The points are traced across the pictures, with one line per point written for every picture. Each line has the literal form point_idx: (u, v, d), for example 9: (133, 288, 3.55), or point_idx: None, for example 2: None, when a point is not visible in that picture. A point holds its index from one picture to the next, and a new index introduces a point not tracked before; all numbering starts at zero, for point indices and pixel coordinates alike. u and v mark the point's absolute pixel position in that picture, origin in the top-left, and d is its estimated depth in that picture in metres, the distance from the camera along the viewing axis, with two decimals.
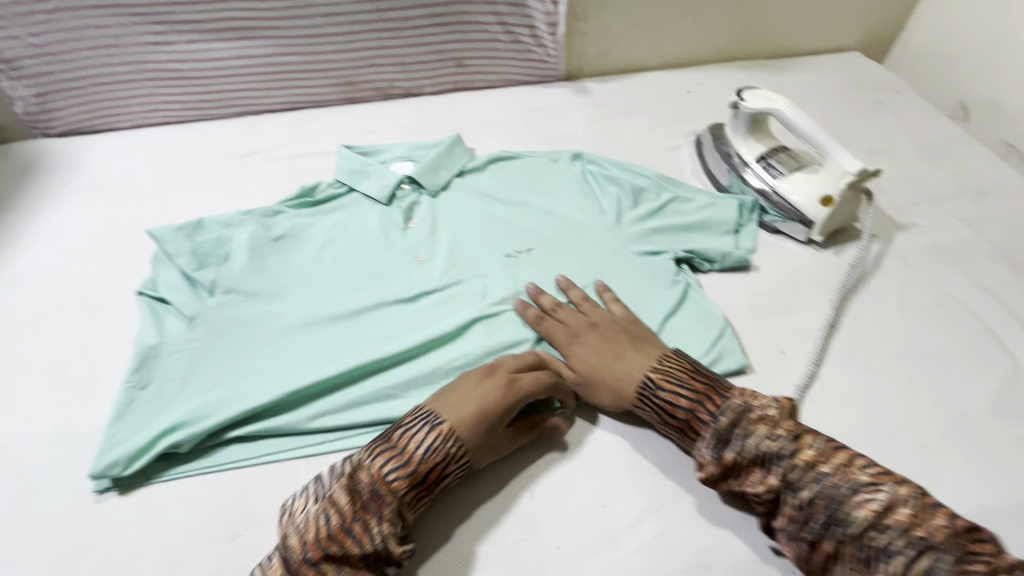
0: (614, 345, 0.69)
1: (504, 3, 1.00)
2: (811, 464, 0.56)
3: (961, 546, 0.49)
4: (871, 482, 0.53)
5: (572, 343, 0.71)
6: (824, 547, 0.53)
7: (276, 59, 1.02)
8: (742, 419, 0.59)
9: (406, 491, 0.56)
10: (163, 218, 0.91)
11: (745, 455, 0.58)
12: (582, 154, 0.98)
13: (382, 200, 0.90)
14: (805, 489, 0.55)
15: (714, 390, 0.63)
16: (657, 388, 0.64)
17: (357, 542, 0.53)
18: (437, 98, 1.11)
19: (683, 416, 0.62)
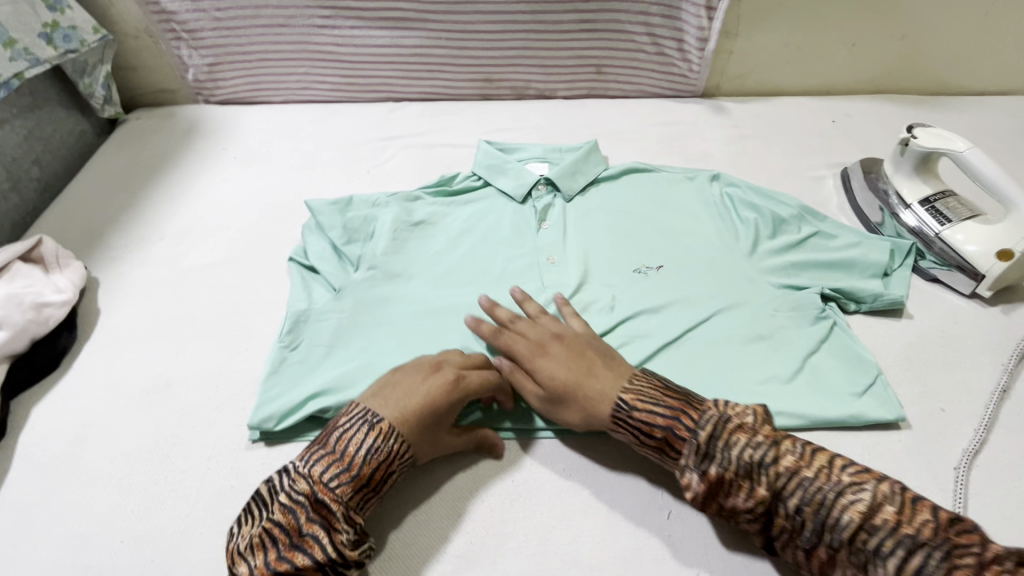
0: (582, 359, 0.64)
1: (657, 14, 0.99)
2: (794, 469, 0.52)
3: (945, 540, 0.46)
4: (854, 483, 0.51)
5: (535, 356, 0.66)
6: (820, 553, 0.50)
7: (425, 50, 1.05)
8: (722, 430, 0.55)
9: (356, 493, 0.54)
10: (310, 190, 0.96)
11: (729, 470, 0.53)
12: (720, 176, 0.95)
13: (517, 198, 0.90)
14: (793, 496, 0.52)
15: (689, 402, 0.58)
16: (632, 408, 0.59)
17: (317, 549, 0.51)
18: (570, 102, 1.12)
19: (661, 434, 0.57)
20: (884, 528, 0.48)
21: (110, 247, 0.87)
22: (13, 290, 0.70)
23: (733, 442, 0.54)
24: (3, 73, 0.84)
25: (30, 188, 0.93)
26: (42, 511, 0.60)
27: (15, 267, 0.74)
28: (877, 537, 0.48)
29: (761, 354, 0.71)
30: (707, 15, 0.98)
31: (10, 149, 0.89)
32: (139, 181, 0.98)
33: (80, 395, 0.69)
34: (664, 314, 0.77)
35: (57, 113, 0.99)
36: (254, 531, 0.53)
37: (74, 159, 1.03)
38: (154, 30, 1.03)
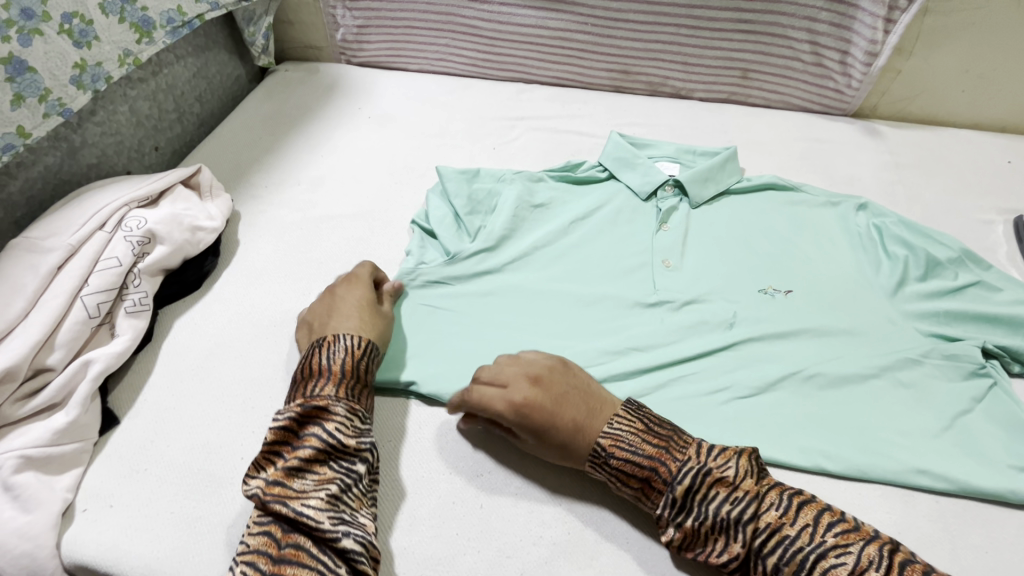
0: (568, 407, 0.58)
1: (825, 21, 0.92)
2: (775, 527, 0.49)
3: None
4: (837, 546, 0.48)
5: (523, 418, 0.57)
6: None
7: (566, 35, 1.04)
8: (700, 483, 0.52)
9: (345, 385, 0.59)
10: (437, 159, 0.98)
11: (705, 523, 0.51)
12: (869, 205, 0.86)
13: (642, 195, 0.87)
14: (773, 556, 0.48)
15: (670, 447, 0.55)
16: (609, 455, 0.56)
17: (317, 436, 0.55)
18: (705, 105, 1.07)
19: (639, 484, 0.54)
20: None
21: (254, 185, 0.93)
22: (175, 210, 0.76)
23: (713, 494, 0.52)
24: (189, 13, 0.90)
25: (191, 122, 1.01)
26: (177, 415, 0.65)
27: (177, 190, 0.80)
28: None
29: (903, 402, 0.64)
30: (884, 28, 0.90)
31: (181, 84, 0.97)
32: (282, 129, 1.04)
33: (217, 318, 0.74)
34: (792, 340, 0.70)
35: (221, 56, 1.06)
36: (259, 456, 0.56)
37: (228, 101, 1.10)
38: None
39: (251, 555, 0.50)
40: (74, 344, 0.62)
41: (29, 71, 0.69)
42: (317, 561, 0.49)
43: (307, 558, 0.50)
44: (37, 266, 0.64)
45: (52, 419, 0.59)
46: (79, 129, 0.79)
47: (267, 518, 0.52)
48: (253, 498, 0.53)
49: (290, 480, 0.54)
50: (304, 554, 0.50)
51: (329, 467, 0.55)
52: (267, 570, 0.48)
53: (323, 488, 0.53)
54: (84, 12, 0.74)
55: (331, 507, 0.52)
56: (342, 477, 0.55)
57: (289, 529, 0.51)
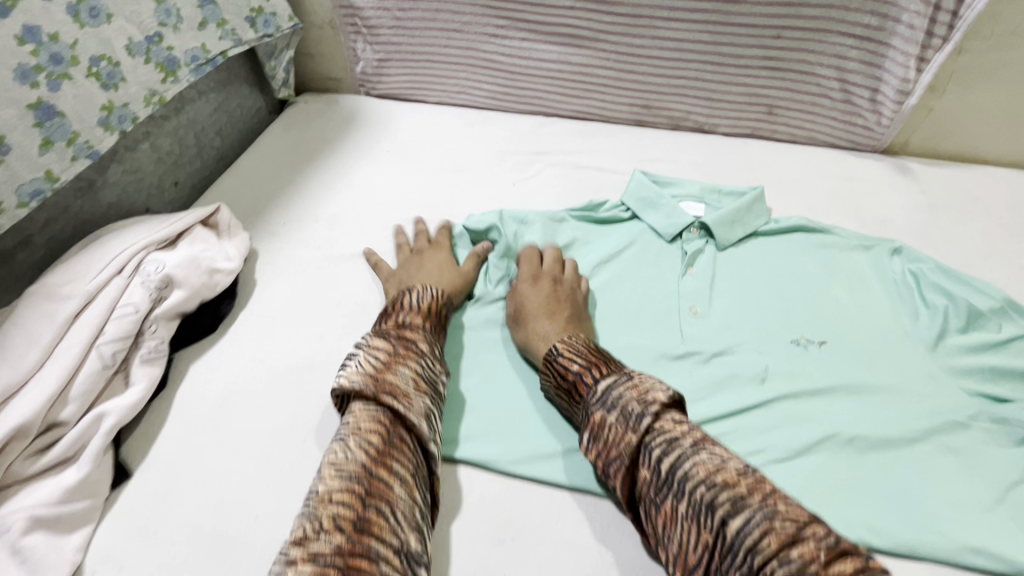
0: (553, 307, 0.72)
1: (856, 60, 0.90)
2: (668, 429, 0.53)
3: (771, 510, 0.45)
4: (719, 453, 0.51)
5: (526, 283, 0.76)
6: (667, 508, 0.51)
7: (588, 70, 1.03)
8: (618, 384, 0.58)
9: (430, 321, 0.69)
10: (457, 196, 0.97)
11: (613, 413, 0.56)
12: (904, 250, 0.82)
13: (666, 237, 0.85)
14: (658, 451, 0.53)
15: (605, 362, 0.63)
16: (559, 354, 0.65)
17: (416, 355, 0.62)
18: (730, 140, 1.05)
19: (573, 378, 0.62)
20: (722, 486, 0.48)
21: (272, 222, 0.92)
22: (194, 252, 0.75)
23: (625, 393, 0.57)
24: (213, 51, 0.90)
25: (211, 156, 1.01)
26: (191, 469, 0.63)
27: (195, 231, 0.79)
28: (714, 494, 0.48)
29: (953, 470, 0.60)
30: (918, 67, 0.87)
31: (202, 119, 0.97)
32: (302, 162, 1.03)
33: (233, 363, 0.73)
34: (828, 399, 0.67)
35: (242, 90, 1.06)
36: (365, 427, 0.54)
37: (247, 134, 1.10)
38: (338, 23, 1.09)
39: (365, 432, 0.53)
40: (88, 395, 0.61)
41: (57, 115, 0.68)
42: (415, 456, 0.54)
43: (408, 451, 0.54)
44: (54, 314, 0.63)
45: (64, 475, 0.57)
46: (101, 169, 0.79)
47: (375, 405, 0.55)
48: (358, 387, 0.56)
49: (396, 378, 0.58)
50: (407, 446, 0.54)
51: (427, 380, 0.61)
52: (378, 450, 0.52)
53: (423, 396, 0.59)
54: (112, 54, 0.75)
55: (428, 414, 0.58)
56: (434, 393, 0.61)
57: (397, 420, 0.55)
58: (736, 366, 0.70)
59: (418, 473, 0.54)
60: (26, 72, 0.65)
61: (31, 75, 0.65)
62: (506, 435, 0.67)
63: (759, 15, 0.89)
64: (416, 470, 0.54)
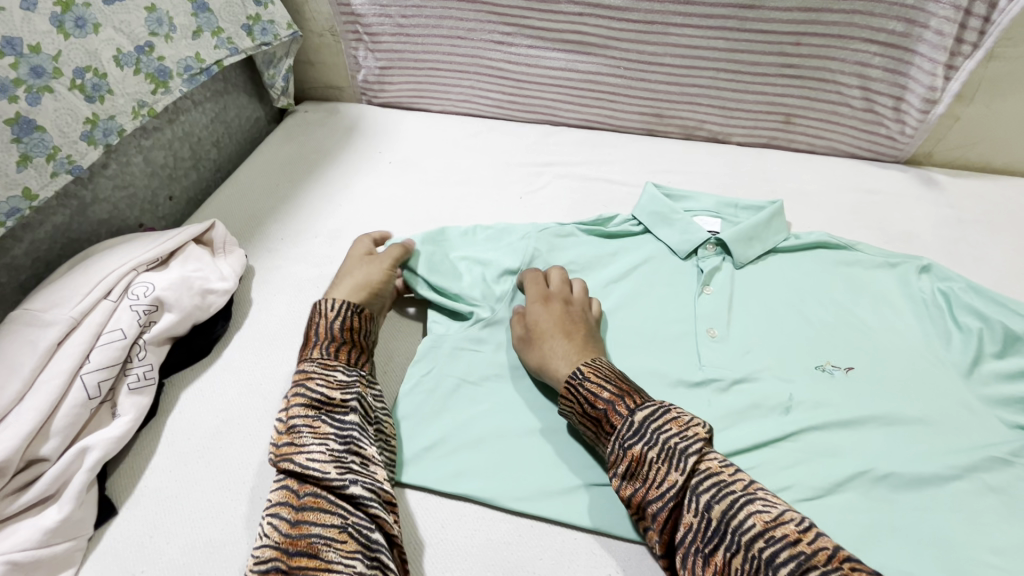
0: (568, 327, 0.68)
1: (878, 67, 0.86)
2: (714, 471, 0.51)
3: (839, 571, 0.43)
4: (767, 500, 0.49)
5: (536, 302, 0.70)
6: (715, 560, 0.47)
7: (597, 78, 0.99)
8: (657, 418, 0.55)
9: (321, 347, 0.64)
10: (460, 210, 0.93)
11: (652, 449, 0.53)
12: (933, 268, 0.78)
13: (681, 254, 0.81)
14: (706, 496, 0.50)
15: (637, 391, 0.59)
16: (585, 378, 0.60)
17: (302, 395, 0.60)
18: (745, 150, 1.01)
19: (603, 407, 0.58)
20: (782, 540, 0.45)
21: (268, 237, 0.88)
22: (185, 272, 0.71)
23: (664, 428, 0.54)
24: (207, 60, 0.87)
25: (207, 168, 0.97)
26: (181, 505, 0.60)
27: (189, 248, 0.75)
28: (774, 549, 0.45)
29: (995, 511, 0.56)
30: (944, 74, 0.83)
31: (198, 130, 0.94)
32: (300, 175, 1.00)
33: (226, 390, 0.69)
34: (857, 431, 0.63)
35: (240, 99, 1.03)
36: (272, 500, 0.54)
37: (246, 144, 1.07)
38: (339, 30, 1.06)
39: (275, 508, 0.53)
40: (71, 429, 0.58)
41: (37, 130, 0.65)
42: (336, 507, 0.53)
43: (326, 505, 0.53)
44: (36, 342, 0.59)
45: (44, 515, 0.54)
46: (90, 184, 0.76)
47: (283, 475, 0.56)
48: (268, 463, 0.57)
49: (292, 437, 0.57)
50: (323, 501, 0.53)
51: (322, 420, 0.58)
52: (289, 521, 0.52)
53: (321, 441, 0.56)
54: (98, 66, 0.72)
55: (336, 457, 0.56)
56: (335, 428, 0.58)
57: (305, 481, 0.54)
58: (758, 394, 0.66)
59: (349, 520, 0.52)
60: (4, 86, 0.62)
61: (9, 89, 0.62)
62: (513, 468, 0.63)
63: (777, 21, 0.85)
64: (345, 519, 0.52)
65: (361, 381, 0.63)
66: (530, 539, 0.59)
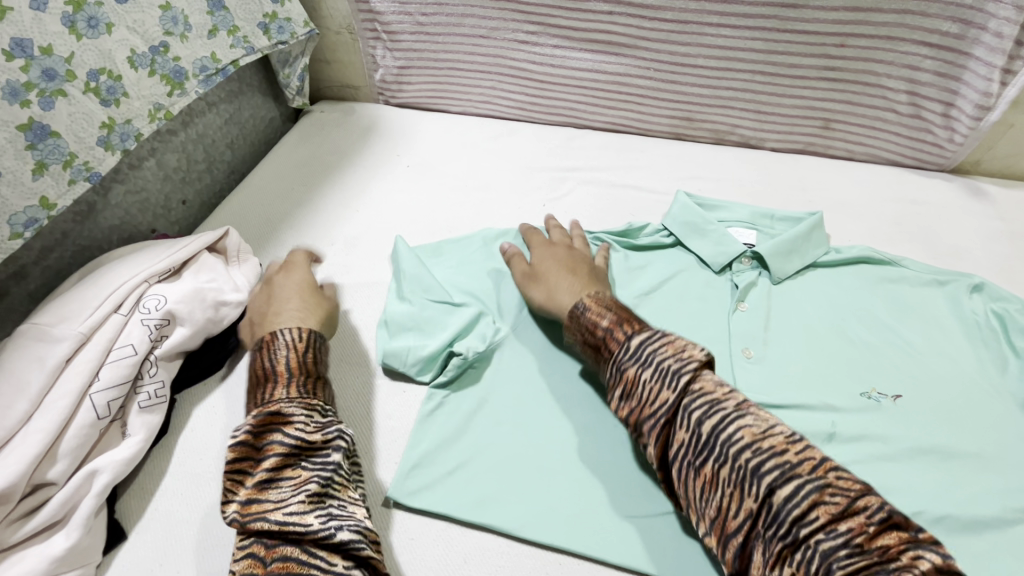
0: (574, 265, 0.72)
1: (929, 70, 0.80)
2: (708, 391, 0.51)
3: (821, 480, 0.44)
4: (757, 415, 0.49)
5: (544, 246, 0.76)
6: (706, 472, 0.49)
7: (624, 79, 0.94)
8: (653, 341, 0.56)
9: (295, 384, 0.59)
10: (481, 217, 0.90)
11: (647, 370, 0.54)
12: (986, 287, 0.73)
13: (713, 267, 0.77)
14: (696, 411, 0.50)
15: (637, 320, 0.60)
16: (586, 308, 0.63)
17: (279, 443, 0.54)
18: (779, 156, 0.96)
19: (603, 334, 0.60)
20: (768, 452, 0.46)
21: (283, 244, 0.86)
22: (199, 283, 0.68)
23: (660, 350, 0.54)
24: (223, 60, 0.84)
25: (221, 170, 0.95)
26: (193, 530, 0.57)
27: (202, 257, 0.72)
28: (760, 459, 0.46)
29: None
30: (1001, 79, 0.77)
31: (212, 131, 0.91)
32: (315, 178, 0.97)
33: (238, 407, 0.66)
34: (908, 467, 0.59)
35: (255, 99, 1.00)
36: (236, 569, 0.48)
37: (261, 146, 1.04)
38: (356, 28, 1.02)
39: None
40: (80, 450, 0.55)
41: (51, 136, 0.63)
42: (309, 566, 0.47)
43: (296, 567, 0.47)
44: (44, 358, 0.57)
45: (51, 543, 0.52)
46: (102, 190, 0.74)
47: (251, 538, 0.50)
48: (234, 524, 0.51)
49: (263, 494, 0.52)
50: (293, 564, 0.47)
51: (301, 467, 0.54)
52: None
53: (301, 491, 0.51)
54: (112, 67, 0.69)
55: (316, 505, 0.51)
56: (318, 473, 0.53)
57: (275, 544, 0.49)
58: (800, 423, 0.62)
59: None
60: (16, 90, 0.59)
61: (21, 93, 0.59)
62: (539, 498, 0.60)
63: (821, 22, 0.79)
64: (322, 575, 0.47)
65: (338, 419, 0.59)
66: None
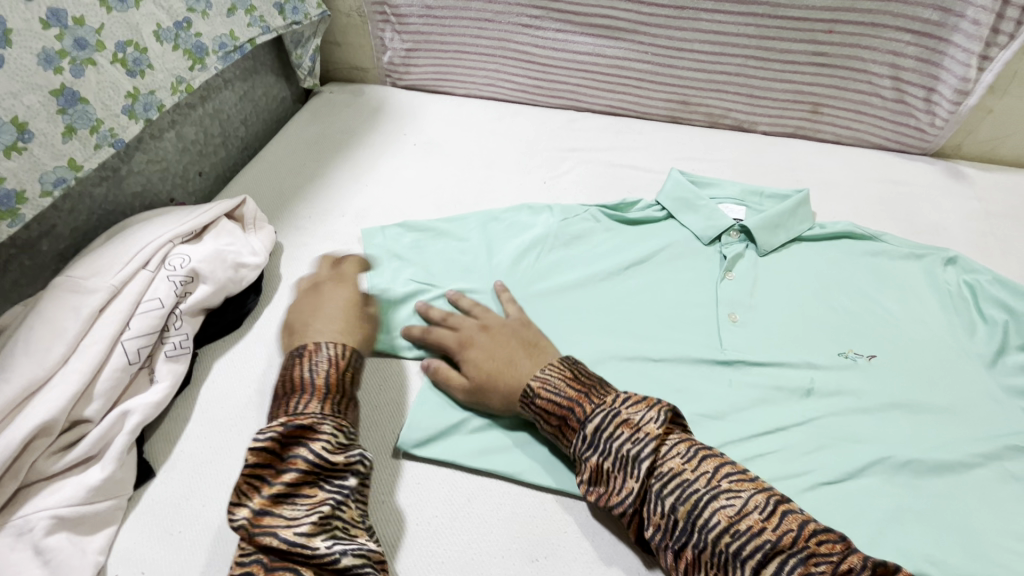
0: (507, 347, 0.67)
1: (911, 56, 0.85)
2: (676, 471, 0.51)
3: (805, 551, 0.46)
4: (729, 490, 0.49)
5: (477, 332, 0.68)
6: (686, 555, 0.49)
7: (623, 64, 0.99)
8: (608, 424, 0.55)
9: (328, 400, 0.57)
10: (484, 193, 0.94)
11: (609, 459, 0.54)
12: (959, 260, 0.78)
13: (704, 240, 0.81)
14: (669, 498, 0.50)
15: (589, 393, 0.59)
16: (535, 397, 0.61)
17: (303, 458, 0.52)
18: (770, 139, 1.01)
19: (559, 420, 0.59)
20: (747, 533, 0.47)
21: (295, 216, 0.90)
22: (219, 246, 0.72)
23: (617, 434, 0.54)
24: (240, 38, 0.88)
25: (235, 145, 0.98)
26: (217, 469, 0.62)
27: (221, 223, 0.76)
28: (740, 542, 0.47)
29: (1015, 500, 0.57)
30: (979, 66, 0.82)
31: (227, 108, 0.95)
32: (327, 155, 1.00)
33: (256, 362, 0.71)
34: (880, 420, 0.63)
35: (268, 79, 1.04)
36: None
37: (272, 124, 1.08)
38: (366, 12, 1.06)
39: None
40: (113, 393, 0.60)
41: (80, 102, 0.67)
42: None
43: None
44: (78, 308, 0.61)
45: (87, 474, 0.56)
46: (125, 157, 0.77)
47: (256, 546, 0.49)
48: (240, 531, 0.50)
49: (279, 508, 0.51)
50: None
51: (321, 486, 0.52)
52: None
53: (315, 511, 0.50)
54: (138, 40, 0.73)
55: (326, 526, 0.50)
56: (335, 496, 0.52)
57: (281, 560, 0.48)
58: (780, 379, 0.67)
59: None
60: (51, 58, 0.63)
61: (55, 61, 0.63)
62: (536, 447, 0.64)
63: (811, 8, 0.84)
64: None
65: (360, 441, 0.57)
66: (556, 514, 0.60)
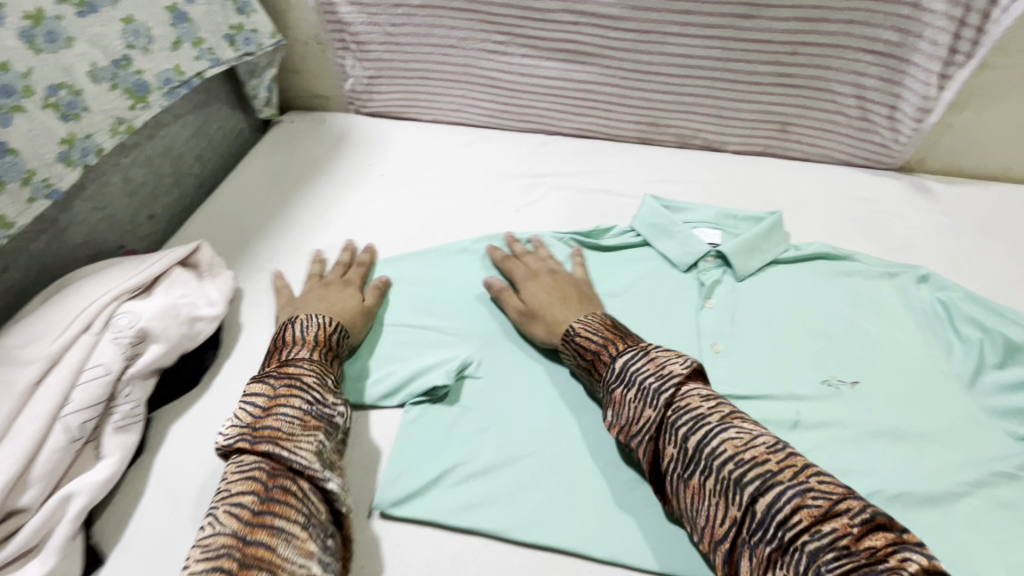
0: (561, 291, 0.73)
1: (874, 76, 0.86)
2: (692, 406, 0.53)
3: (803, 485, 0.46)
4: (740, 426, 0.51)
5: (528, 280, 0.76)
6: (694, 483, 0.51)
7: (591, 87, 0.97)
8: (636, 361, 0.58)
9: (316, 349, 0.64)
10: (455, 224, 0.91)
11: (631, 390, 0.57)
12: (931, 277, 0.78)
13: (681, 267, 0.80)
14: (682, 429, 0.53)
15: (624, 337, 0.63)
16: (576, 333, 0.66)
17: (311, 454, 0.54)
18: (740, 158, 1.01)
19: (592, 356, 0.63)
20: (749, 462, 0.48)
21: (256, 257, 0.85)
22: (172, 299, 0.67)
23: (641, 369, 0.57)
24: (188, 72, 0.83)
25: (189, 182, 0.93)
26: (174, 549, 0.57)
27: (175, 273, 0.71)
28: (742, 470, 0.48)
29: (1005, 528, 0.57)
30: (939, 84, 0.83)
31: (179, 144, 0.90)
32: (288, 189, 0.96)
33: (216, 423, 0.66)
34: (867, 451, 0.62)
35: (223, 111, 0.99)
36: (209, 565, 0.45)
37: (229, 157, 1.03)
38: (325, 39, 1.03)
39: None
40: (54, 474, 0.54)
41: (8, 153, 0.62)
42: None
43: None
44: (13, 382, 0.56)
45: (26, 570, 0.51)
46: (65, 206, 0.72)
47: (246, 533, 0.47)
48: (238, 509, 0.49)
49: (286, 496, 0.50)
50: None
51: (318, 490, 0.53)
52: None
53: (313, 516, 0.51)
54: (72, 82, 0.68)
55: (316, 534, 0.50)
56: (328, 503, 0.53)
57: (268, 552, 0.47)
58: (766, 413, 0.66)
59: None
60: None
61: None
62: (520, 500, 0.61)
63: (775, 31, 0.84)
64: None
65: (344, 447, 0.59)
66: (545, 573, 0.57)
